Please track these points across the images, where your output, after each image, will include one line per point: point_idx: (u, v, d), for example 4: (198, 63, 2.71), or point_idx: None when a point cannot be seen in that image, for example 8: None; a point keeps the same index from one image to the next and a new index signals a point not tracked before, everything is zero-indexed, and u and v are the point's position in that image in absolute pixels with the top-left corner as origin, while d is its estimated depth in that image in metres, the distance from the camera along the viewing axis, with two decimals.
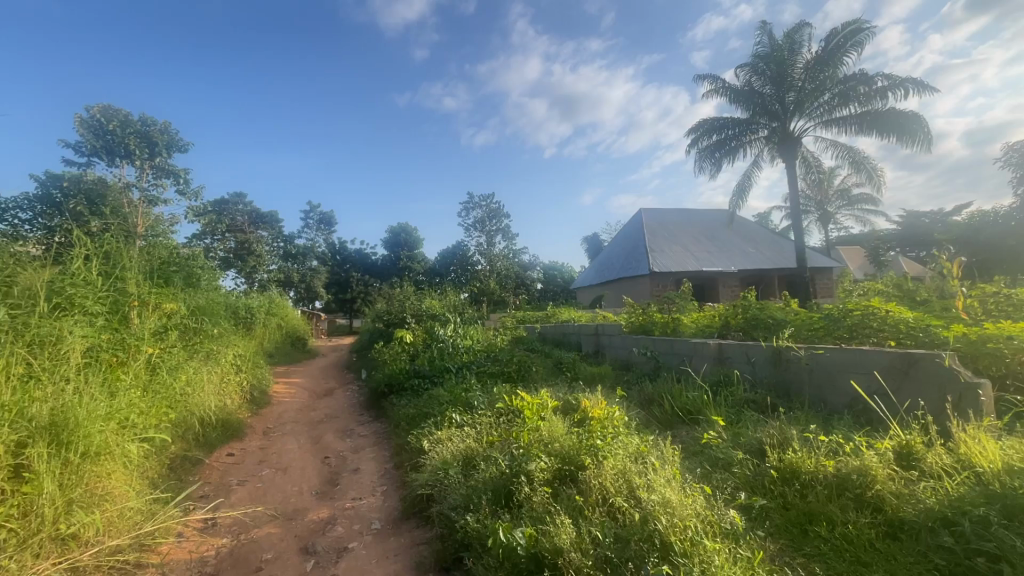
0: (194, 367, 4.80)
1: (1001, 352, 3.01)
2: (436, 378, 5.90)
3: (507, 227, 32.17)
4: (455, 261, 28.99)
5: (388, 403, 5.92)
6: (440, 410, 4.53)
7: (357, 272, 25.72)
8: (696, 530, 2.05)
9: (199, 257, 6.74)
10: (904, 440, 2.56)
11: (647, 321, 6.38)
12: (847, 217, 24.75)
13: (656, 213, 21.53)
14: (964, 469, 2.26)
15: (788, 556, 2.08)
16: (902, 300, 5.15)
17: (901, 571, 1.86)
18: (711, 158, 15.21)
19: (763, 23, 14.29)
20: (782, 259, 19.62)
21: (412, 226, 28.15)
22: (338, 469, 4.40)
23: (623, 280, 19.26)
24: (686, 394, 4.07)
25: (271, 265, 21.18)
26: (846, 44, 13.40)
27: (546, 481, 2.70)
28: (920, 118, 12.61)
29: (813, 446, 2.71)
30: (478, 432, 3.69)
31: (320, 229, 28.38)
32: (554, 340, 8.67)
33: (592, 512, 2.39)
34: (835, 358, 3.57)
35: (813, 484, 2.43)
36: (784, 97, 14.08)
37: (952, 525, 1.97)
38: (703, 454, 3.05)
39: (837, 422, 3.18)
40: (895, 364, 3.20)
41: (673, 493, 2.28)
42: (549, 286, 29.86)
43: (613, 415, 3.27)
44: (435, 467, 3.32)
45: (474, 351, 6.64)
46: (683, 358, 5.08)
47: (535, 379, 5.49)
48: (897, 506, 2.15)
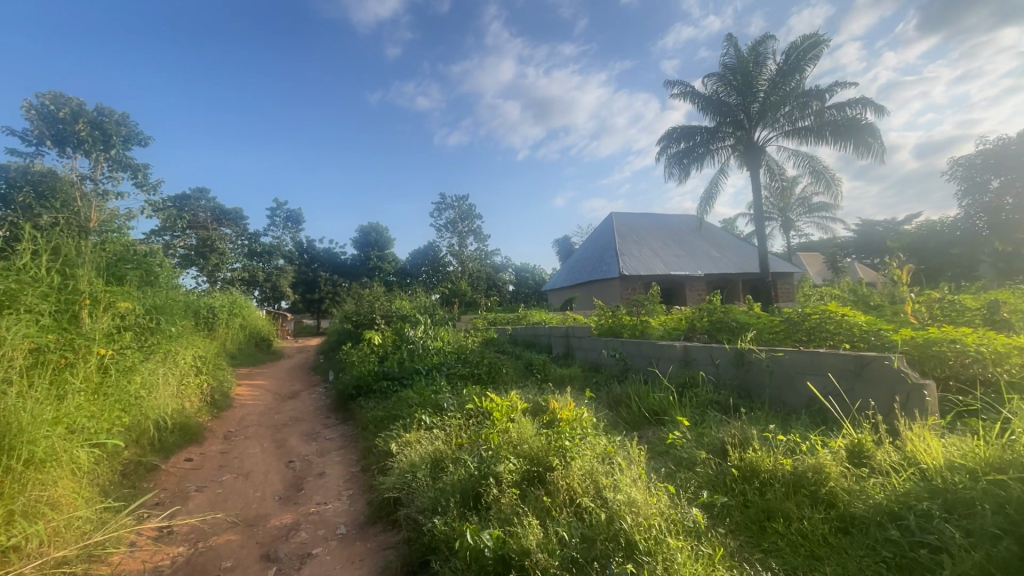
0: (150, 369, 4.60)
1: (946, 355, 3.19)
2: (405, 379, 5.84)
3: (479, 228, 32.19)
4: (426, 262, 28.80)
5: (356, 406, 5.81)
6: (409, 412, 4.48)
7: (325, 272, 25.22)
8: (660, 528, 2.10)
9: (158, 255, 6.48)
10: (855, 438, 2.68)
11: (616, 324, 6.49)
12: (808, 224, 25.74)
13: (626, 217, 21.91)
14: (910, 466, 2.38)
15: (747, 552, 2.16)
16: (857, 305, 5.38)
17: (850, 565, 1.95)
18: (679, 165, 15.57)
19: (730, 35, 14.76)
20: (746, 263, 20.25)
21: (383, 226, 27.80)
22: (303, 473, 4.30)
23: (594, 283, 19.50)
24: (652, 394, 4.16)
25: (235, 263, 20.53)
26: (808, 57, 13.99)
27: (514, 483, 2.72)
28: (876, 132, 13.21)
29: (772, 445, 2.81)
30: (447, 434, 3.68)
31: (287, 227, 27.69)
32: (525, 340, 8.72)
33: (559, 513, 2.41)
34: (793, 360, 3.71)
35: (771, 482, 2.52)
36: (750, 107, 14.56)
37: (898, 519, 2.07)
38: (668, 454, 3.12)
39: (795, 422, 3.30)
40: (848, 366, 3.34)
41: (638, 493, 2.32)
42: (521, 288, 29.97)
43: (581, 416, 3.31)
44: (403, 470, 3.28)
45: (445, 352, 6.60)
46: (650, 359, 5.19)
47: (505, 380, 5.50)
48: (848, 502, 2.26)
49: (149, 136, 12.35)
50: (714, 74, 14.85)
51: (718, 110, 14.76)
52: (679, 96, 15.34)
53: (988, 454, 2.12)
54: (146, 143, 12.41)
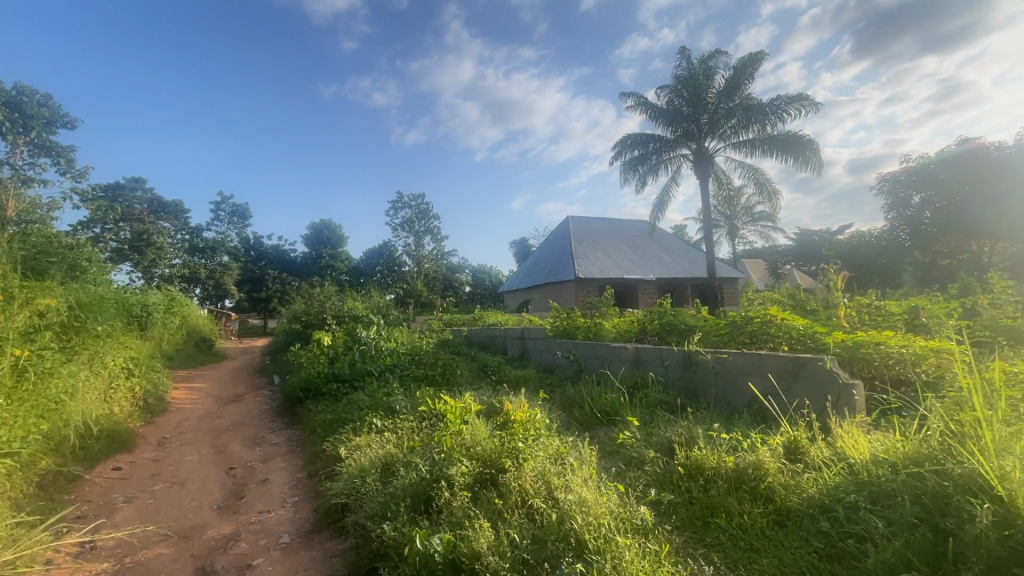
0: (74, 371, 4.25)
1: (872, 356, 3.43)
2: (356, 382, 5.69)
3: (436, 228, 31.89)
4: (381, 262, 28.05)
5: (304, 409, 5.62)
6: (359, 415, 4.36)
7: (273, 270, 24.19)
8: (609, 527, 2.14)
9: (84, 248, 6.02)
10: (792, 435, 2.82)
11: (570, 326, 6.57)
12: (752, 233, 27.08)
13: (582, 221, 22.29)
14: (839, 460, 2.54)
15: (692, 547, 2.23)
16: (795, 309, 5.69)
17: (784, 557, 2.05)
18: (634, 171, 16.00)
19: (682, 48, 15.37)
20: (694, 268, 21.07)
21: (336, 223, 26.99)
22: (244, 481, 4.10)
23: (550, 285, 19.71)
24: (604, 395, 4.23)
25: (173, 259, 19.37)
26: (751, 72, 14.78)
27: (466, 485, 2.69)
28: (815, 147, 14.04)
29: (716, 444, 2.91)
30: (398, 437, 3.60)
31: (232, 222, 26.37)
32: (480, 342, 8.69)
33: (510, 514, 2.41)
34: (737, 361, 3.87)
35: (714, 479, 2.62)
36: (699, 119, 15.17)
37: (828, 511, 2.20)
38: (618, 453, 3.19)
39: (738, 421, 3.44)
40: (786, 367, 3.52)
41: (589, 493, 2.36)
42: (478, 288, 29.89)
43: (534, 417, 3.33)
44: (352, 475, 3.18)
45: (398, 353, 6.48)
46: (602, 361, 5.30)
47: (459, 382, 5.45)
48: (785, 497, 2.37)
49: (76, 119, 11.48)
50: (666, 85, 15.41)
51: (670, 120, 15.30)
52: (633, 106, 15.80)
53: (908, 448, 2.28)
54: (73, 126, 11.50)
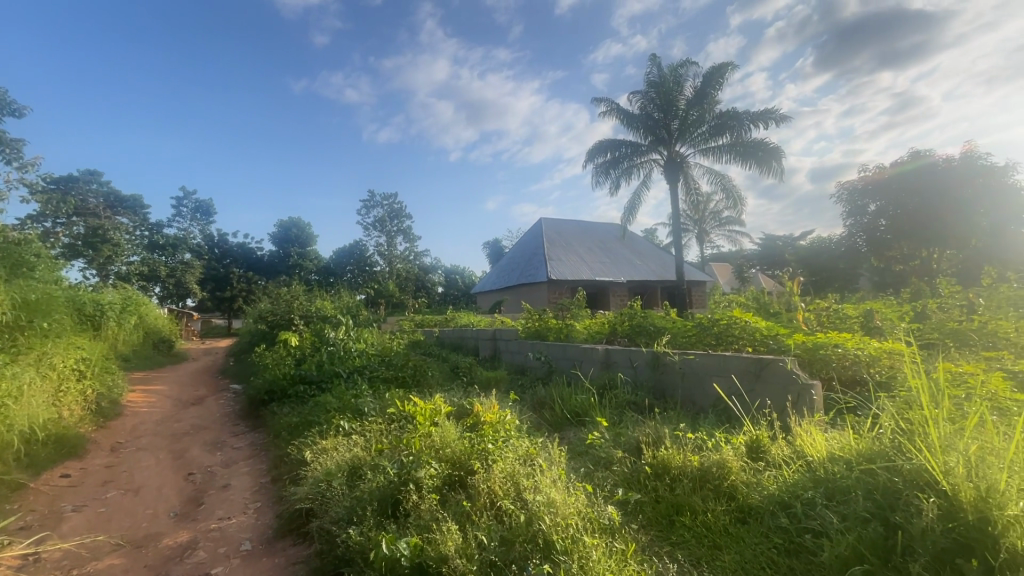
0: (18, 374, 4.02)
1: (830, 357, 3.57)
2: (324, 384, 5.56)
3: (409, 228, 31.58)
4: (352, 262, 27.58)
5: (269, 412, 5.47)
6: (326, 417, 4.27)
7: (238, 269, 23.44)
8: (577, 528, 2.16)
9: (31, 243, 5.71)
10: (754, 435, 2.90)
11: (541, 327, 6.60)
12: (719, 236, 27.81)
13: (555, 223, 22.46)
14: (798, 459, 2.62)
15: (658, 546, 2.27)
16: (760, 312, 5.85)
17: (747, 554, 2.10)
18: (606, 175, 16.20)
19: (654, 56, 15.69)
20: (664, 271, 21.50)
21: (305, 221, 26.39)
22: (204, 487, 3.95)
23: (522, 286, 19.78)
24: (575, 396, 4.27)
25: (131, 256, 18.58)
26: (719, 81, 15.19)
27: (435, 488, 2.66)
28: (779, 154, 14.49)
29: (682, 443, 2.97)
30: (366, 440, 3.53)
31: (195, 219, 25.48)
32: (452, 343, 8.63)
33: (478, 517, 2.40)
34: (703, 362, 3.96)
35: (680, 478, 2.67)
36: (670, 125, 15.51)
37: (787, 508, 2.27)
38: (587, 454, 3.21)
39: (703, 421, 3.52)
40: (749, 367, 3.62)
41: (558, 493, 2.37)
42: (450, 289, 29.72)
43: (505, 419, 3.31)
44: (318, 479, 3.11)
45: (367, 355, 6.37)
46: (573, 362, 5.34)
47: (429, 384, 5.40)
48: (746, 494, 2.43)
49: (25, 107, 10.91)
50: (638, 91, 15.69)
51: (642, 125, 15.58)
52: (605, 112, 16.03)
53: (862, 446, 2.37)
54: (23, 115, 10.93)
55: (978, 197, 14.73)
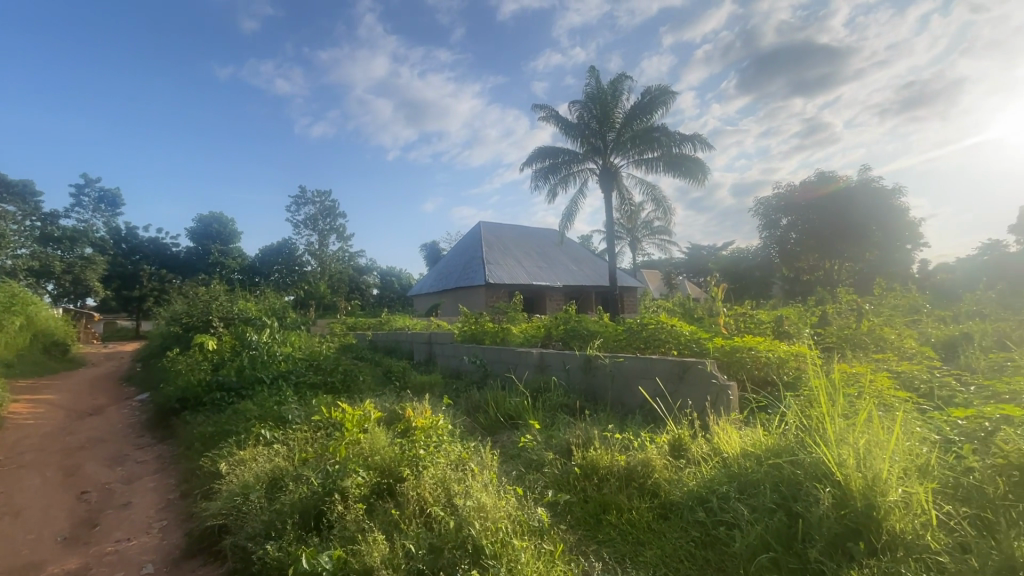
0: None
1: (745, 359, 3.83)
2: (244, 390, 5.22)
3: (343, 227, 30.49)
4: (280, 261, 26.08)
5: (180, 422, 5.06)
6: (245, 426, 4.00)
7: (149, 266, 21.53)
8: (507, 531, 2.16)
9: None
10: (676, 433, 3.05)
11: (478, 330, 6.58)
12: (650, 245, 29.11)
13: (493, 227, 22.52)
14: (715, 455, 2.79)
15: (585, 545, 2.33)
16: (685, 317, 6.20)
17: (666, 550, 2.20)
18: (544, 180, 16.49)
19: (593, 68, 16.19)
20: (598, 276, 22.23)
21: (227, 217, 24.67)
22: (100, 506, 3.57)
23: (460, 289, 19.69)
24: (509, 400, 4.28)
25: (18, 249, 16.55)
26: (654, 101, 15.87)
27: (361, 497, 2.57)
28: (704, 167, 15.42)
29: (610, 444, 3.06)
30: (289, 449, 3.34)
31: (98, 210, 23.13)
32: (386, 347, 8.41)
33: (407, 525, 2.35)
34: (631, 365, 4.12)
35: (607, 477, 2.75)
36: (605, 135, 16.12)
37: (704, 502, 2.39)
38: (519, 456, 3.23)
39: (630, 422, 3.65)
40: (673, 370, 3.79)
41: (488, 497, 2.36)
42: (386, 292, 28.99)
43: (437, 423, 3.26)
44: (233, 492, 2.90)
45: (294, 359, 6.06)
46: (508, 366, 5.37)
47: (360, 389, 5.21)
48: (668, 491, 2.54)
49: None
50: (577, 102, 16.18)
51: (580, 134, 16.11)
52: (544, 119, 16.33)
53: (771, 443, 2.55)
54: None
55: (872, 216, 16.68)
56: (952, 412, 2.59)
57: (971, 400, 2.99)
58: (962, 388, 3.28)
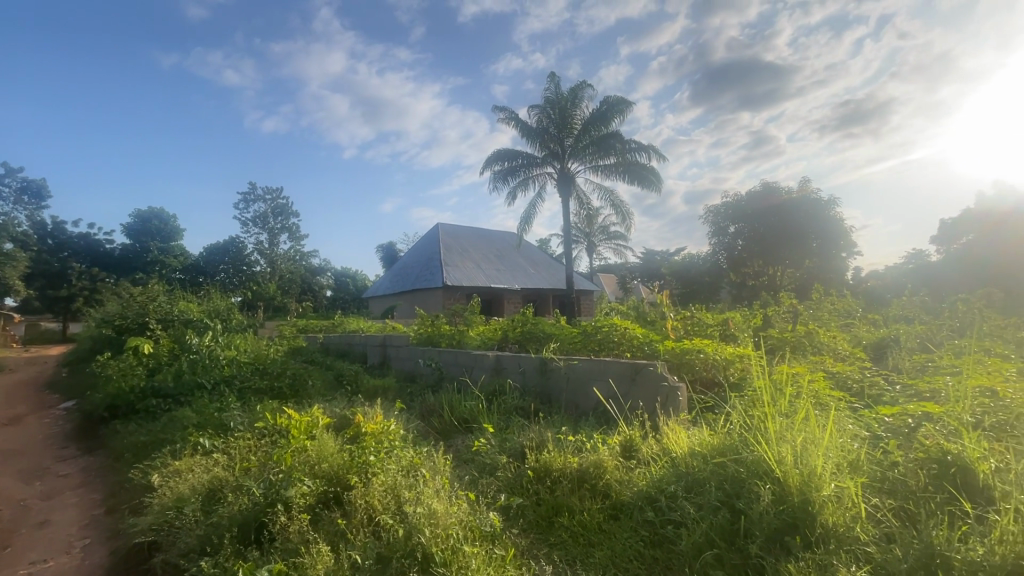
0: None
1: (694, 361, 3.95)
2: (182, 397, 4.93)
3: (295, 226, 29.48)
4: (227, 260, 24.96)
5: (109, 431, 4.71)
6: (182, 435, 3.77)
7: (79, 264, 19.86)
8: (457, 537, 2.13)
9: None
10: (628, 434, 3.10)
11: (434, 333, 6.49)
12: (606, 249, 29.74)
13: (452, 228, 22.36)
14: (663, 455, 2.85)
15: (536, 548, 2.34)
16: (638, 320, 6.36)
17: (615, 550, 2.23)
18: (504, 183, 16.53)
19: (553, 74, 16.39)
20: (555, 279, 22.47)
21: (168, 213, 23.58)
22: (12, 526, 3.26)
23: (417, 291, 19.43)
24: (463, 403, 4.24)
25: None
26: (611, 110, 16.19)
27: (307, 507, 2.47)
28: (658, 176, 15.88)
29: (563, 446, 3.07)
30: (230, 458, 3.17)
31: (21, 201, 21.36)
32: (338, 350, 8.17)
33: (355, 535, 2.27)
34: (585, 367, 4.16)
35: (560, 479, 2.76)
36: (564, 141, 16.36)
37: (653, 501, 2.44)
38: (473, 461, 3.20)
39: (584, 423, 3.69)
40: (626, 372, 3.86)
41: (439, 503, 2.32)
42: (341, 293, 28.24)
43: (388, 429, 3.18)
44: (165, 505, 2.72)
45: (239, 362, 5.78)
46: (463, 369, 5.32)
47: (310, 394, 5.03)
48: (619, 492, 2.57)
49: None
50: (537, 106, 16.33)
51: (539, 139, 16.29)
52: (504, 121, 16.36)
53: (716, 441, 2.63)
54: None
55: (812, 227, 17.78)
56: (880, 410, 2.77)
57: (897, 398, 3.20)
58: (889, 387, 3.51)
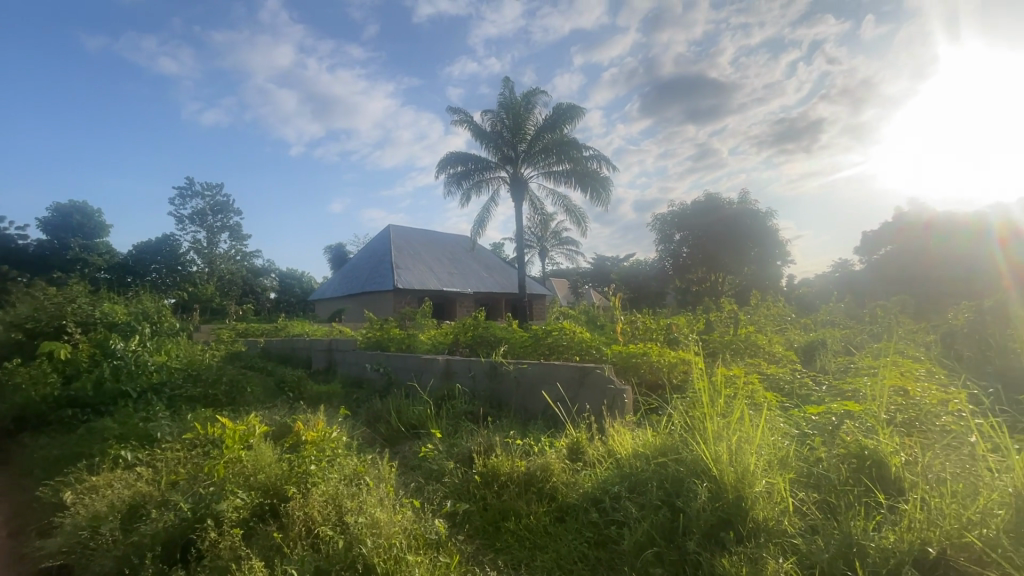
0: None
1: (640, 364, 4.07)
2: (104, 407, 4.57)
3: (236, 224, 28.04)
4: (159, 259, 23.38)
5: (17, 446, 4.28)
6: (101, 448, 3.47)
7: None
8: (401, 547, 2.08)
9: None
10: (575, 436, 3.14)
11: (383, 337, 6.34)
12: (558, 254, 30.21)
13: (404, 230, 21.99)
14: (608, 456, 2.91)
15: (482, 554, 2.32)
16: (588, 324, 6.49)
17: (559, 553, 2.25)
18: (458, 186, 16.45)
19: (507, 79, 16.50)
20: (508, 283, 22.56)
21: (91, 207, 21.25)
22: None
23: (367, 294, 18.96)
24: (411, 408, 4.16)
25: None
26: (564, 117, 16.45)
27: (239, 522, 2.34)
28: (609, 184, 16.26)
29: (510, 450, 3.07)
30: (156, 472, 2.95)
31: None
32: (281, 355, 7.82)
33: (292, 548, 2.17)
34: (535, 371, 4.18)
35: (507, 483, 2.75)
36: (518, 146, 16.48)
37: (598, 502, 2.48)
38: (419, 467, 3.14)
39: (532, 427, 3.71)
40: (574, 376, 3.91)
41: (383, 511, 2.27)
42: (286, 296, 27.10)
43: (330, 436, 3.06)
44: (79, 524, 2.50)
45: (171, 369, 5.42)
46: (413, 374, 5.23)
47: (248, 401, 4.80)
48: (565, 494, 2.60)
49: None
50: (490, 110, 16.39)
51: (493, 143, 16.37)
52: (459, 123, 16.31)
53: (657, 441, 2.71)
54: None
55: (750, 236, 18.90)
56: (808, 410, 2.94)
57: (823, 397, 3.42)
58: (816, 387, 3.74)
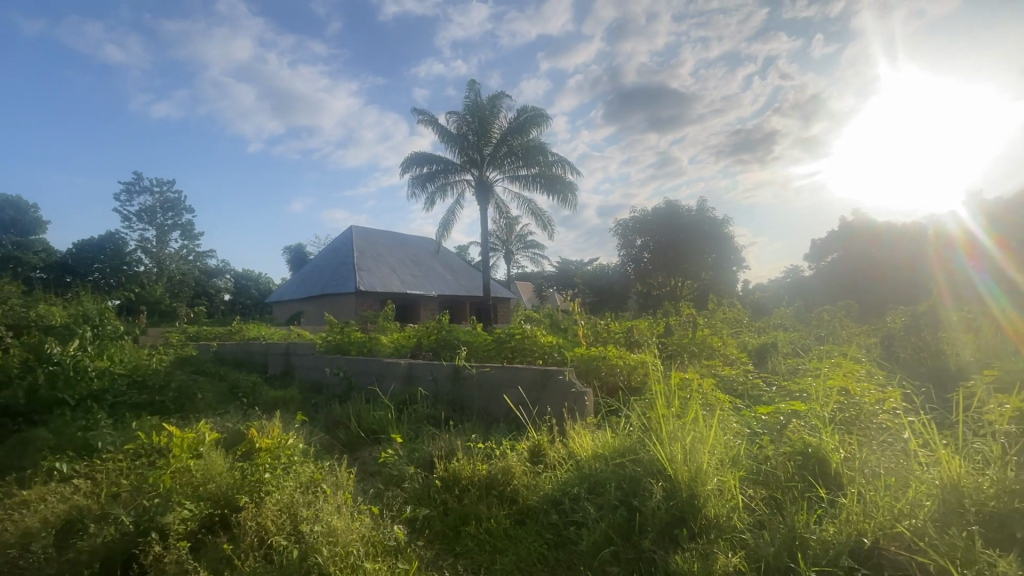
0: None
1: (600, 366, 4.15)
2: (38, 416, 4.29)
3: (188, 223, 26.86)
4: (103, 258, 21.47)
5: None
6: (33, 460, 3.26)
7: None
8: (358, 555, 2.06)
9: None
10: (536, 440, 3.16)
11: (343, 340, 6.21)
12: (523, 257, 30.38)
13: (366, 232, 21.60)
14: (569, 458, 2.94)
15: (441, 560, 2.31)
16: (552, 327, 6.55)
17: (520, 555, 2.27)
18: (423, 188, 16.30)
19: (473, 81, 16.51)
20: (472, 286, 22.49)
21: (24, 201, 20.19)
22: None
23: (327, 296, 18.51)
24: (371, 413, 4.09)
25: None
26: (530, 122, 16.58)
27: (185, 534, 2.24)
28: (574, 188, 16.46)
29: (472, 454, 3.06)
30: (94, 483, 2.79)
31: None
32: (235, 358, 7.55)
33: (243, 560, 2.10)
34: (498, 374, 4.19)
35: (468, 487, 2.74)
36: (483, 149, 16.49)
37: (558, 503, 2.51)
38: (379, 473, 3.09)
39: (495, 430, 3.72)
40: (537, 379, 3.94)
41: (339, 519, 2.22)
42: (241, 297, 26.11)
43: (286, 442, 2.97)
44: (7, 542, 2.33)
45: (114, 374, 5.15)
46: (373, 378, 5.14)
47: (198, 407, 4.62)
48: (526, 496, 2.62)
49: None
50: (456, 112, 16.34)
51: (458, 146, 16.33)
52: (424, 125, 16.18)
53: (616, 442, 2.77)
54: None
55: (707, 242, 19.59)
56: (759, 410, 3.06)
57: (773, 398, 3.58)
58: (766, 388, 3.91)
